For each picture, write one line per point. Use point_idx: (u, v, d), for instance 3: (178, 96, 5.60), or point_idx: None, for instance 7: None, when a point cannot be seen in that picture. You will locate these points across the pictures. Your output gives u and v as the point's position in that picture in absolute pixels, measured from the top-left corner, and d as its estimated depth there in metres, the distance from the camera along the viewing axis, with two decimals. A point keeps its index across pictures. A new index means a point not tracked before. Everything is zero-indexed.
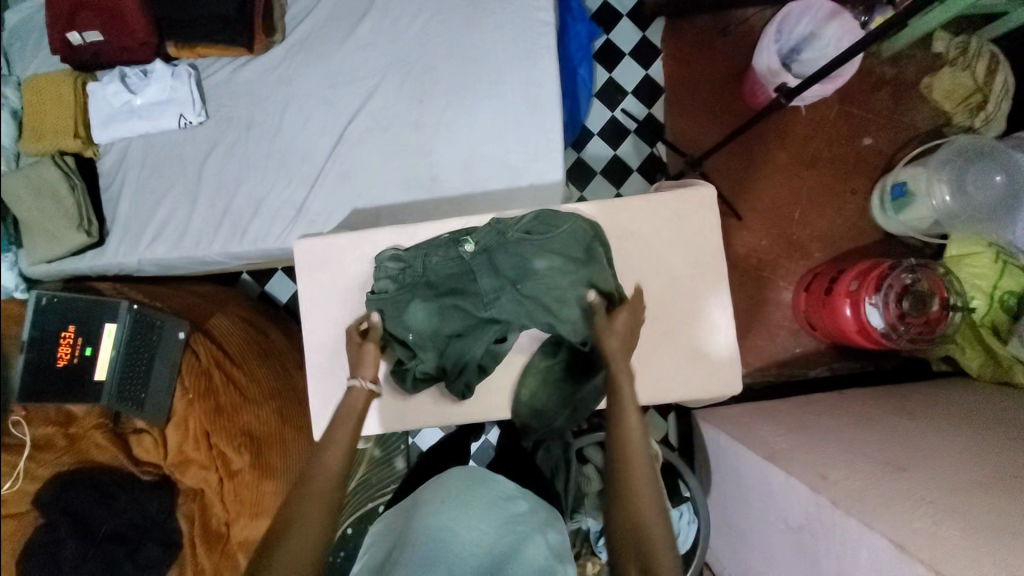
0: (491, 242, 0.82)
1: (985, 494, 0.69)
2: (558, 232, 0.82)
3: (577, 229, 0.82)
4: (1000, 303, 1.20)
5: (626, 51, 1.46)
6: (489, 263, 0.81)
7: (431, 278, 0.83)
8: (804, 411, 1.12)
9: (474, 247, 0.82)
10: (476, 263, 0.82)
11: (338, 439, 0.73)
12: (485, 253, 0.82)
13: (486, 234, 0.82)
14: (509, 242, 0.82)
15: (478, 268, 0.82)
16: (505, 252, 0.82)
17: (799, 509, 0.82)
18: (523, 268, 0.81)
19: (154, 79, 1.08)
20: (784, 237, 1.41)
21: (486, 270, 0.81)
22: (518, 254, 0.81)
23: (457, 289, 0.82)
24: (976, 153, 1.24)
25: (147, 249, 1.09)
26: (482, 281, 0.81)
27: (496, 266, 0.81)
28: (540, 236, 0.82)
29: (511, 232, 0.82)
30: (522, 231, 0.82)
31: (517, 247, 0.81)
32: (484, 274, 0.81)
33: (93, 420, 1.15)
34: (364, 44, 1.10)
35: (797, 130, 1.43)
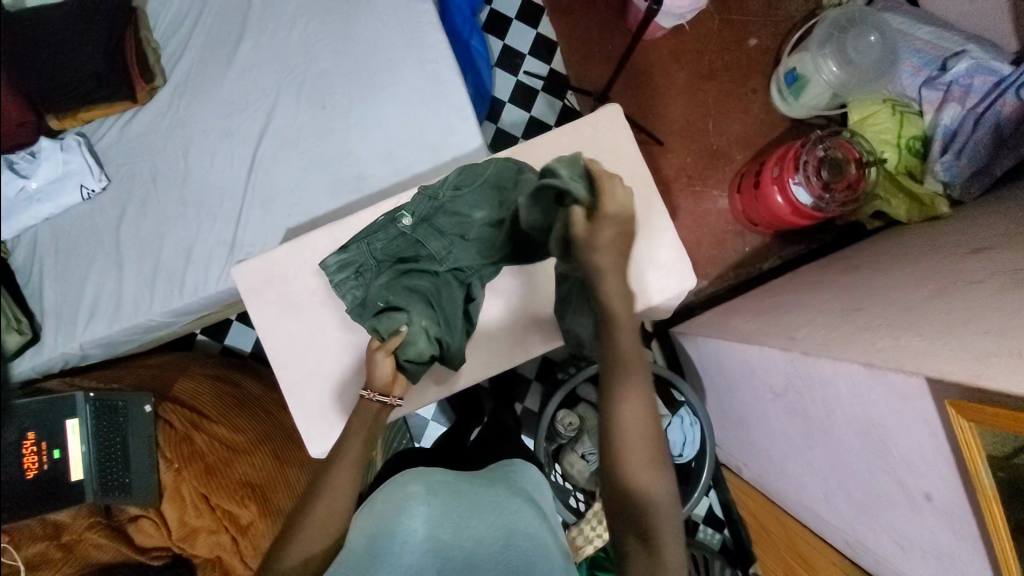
0: (427, 207, 0.82)
1: (933, 303, 0.76)
2: (485, 177, 0.82)
3: (502, 169, 0.82)
4: (908, 150, 1.30)
5: (511, 15, 1.49)
6: (433, 226, 0.82)
7: (385, 259, 0.82)
8: (766, 297, 1.17)
9: (413, 217, 0.82)
10: (421, 231, 0.82)
11: (346, 452, 0.74)
12: (426, 220, 0.82)
13: (420, 203, 0.83)
14: (443, 202, 0.82)
15: (424, 235, 0.82)
16: (444, 212, 0.82)
17: (777, 374, 0.87)
18: (466, 221, 0.82)
19: (42, 158, 1.03)
20: (705, 149, 1.47)
21: (433, 235, 0.82)
22: (456, 209, 0.82)
23: (413, 260, 0.82)
24: (849, 22, 1.33)
25: (86, 330, 1.05)
26: (434, 245, 0.81)
27: (440, 227, 0.81)
28: (469, 186, 0.82)
29: (441, 191, 0.82)
30: (452, 188, 0.82)
31: (453, 203, 0.82)
32: (432, 237, 0.82)
33: (85, 521, 1.10)
34: (249, 67, 1.09)
35: (688, 47, 1.49)
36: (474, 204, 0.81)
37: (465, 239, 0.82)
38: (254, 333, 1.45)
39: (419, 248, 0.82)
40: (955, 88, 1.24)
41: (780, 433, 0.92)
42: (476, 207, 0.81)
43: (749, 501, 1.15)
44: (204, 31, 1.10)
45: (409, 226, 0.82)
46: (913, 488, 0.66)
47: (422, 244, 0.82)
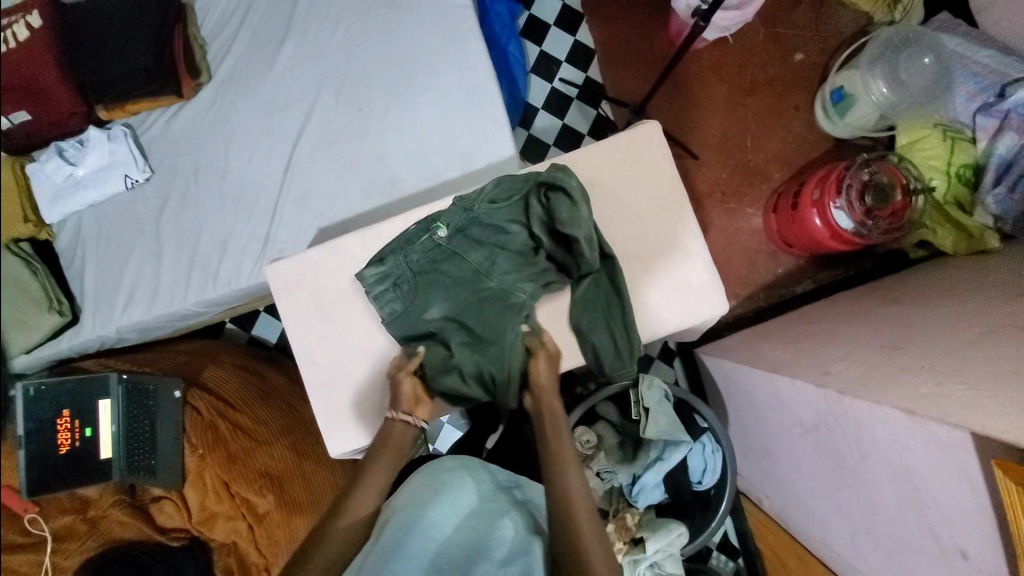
0: (461, 218, 0.85)
1: (976, 349, 0.72)
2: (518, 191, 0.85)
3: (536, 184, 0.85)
4: (957, 178, 1.24)
5: (551, 21, 1.47)
6: (468, 239, 0.85)
7: (423, 271, 0.85)
8: (798, 323, 1.14)
9: (448, 229, 0.85)
10: (456, 243, 0.85)
11: (373, 474, 0.80)
12: (460, 232, 0.85)
13: (454, 215, 0.84)
14: (477, 215, 0.85)
15: (459, 247, 0.85)
16: (477, 225, 0.85)
17: (809, 409, 0.84)
18: (499, 234, 0.85)
19: (91, 147, 1.08)
20: (742, 166, 1.44)
21: (468, 247, 0.85)
22: (490, 223, 0.85)
23: (451, 273, 0.85)
24: (903, 41, 1.28)
25: (123, 315, 1.08)
26: (469, 257, 0.85)
27: (475, 240, 0.85)
28: (503, 199, 0.84)
29: (474, 202, 0.84)
30: (487, 201, 0.84)
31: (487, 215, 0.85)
32: (468, 249, 0.85)
33: (110, 498, 1.14)
34: (291, 67, 1.10)
35: (730, 61, 1.46)
36: (507, 220, 0.85)
37: (499, 252, 0.85)
38: (280, 324, 1.48)
39: (456, 258, 0.85)
40: (1014, 116, 1.18)
41: (805, 466, 0.90)
42: (511, 223, 0.85)
43: (767, 530, 1.12)
44: (248, 29, 1.12)
45: (444, 238, 0.85)
46: (948, 543, 0.63)
47: (458, 255, 0.85)
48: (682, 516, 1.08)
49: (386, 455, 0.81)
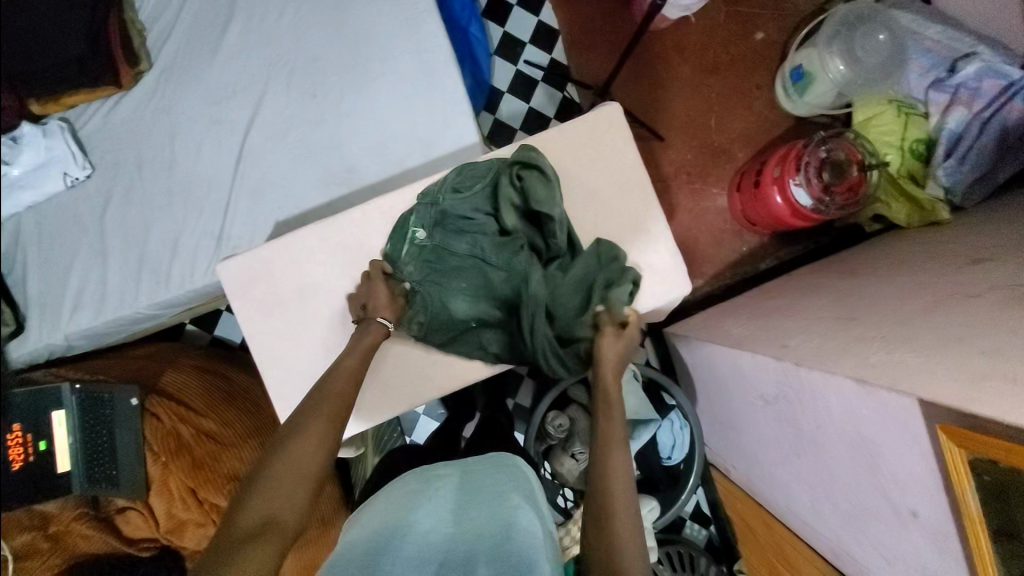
0: (436, 214, 0.84)
1: (928, 317, 0.75)
2: (480, 181, 0.84)
3: (496, 170, 0.84)
4: (911, 152, 1.28)
5: (510, 2, 1.44)
6: (448, 231, 0.84)
7: (423, 273, 0.84)
8: (762, 299, 1.16)
9: (425, 227, 0.84)
10: (441, 237, 0.84)
11: (310, 429, 0.69)
12: (440, 225, 0.84)
13: (426, 214, 0.84)
14: (447, 206, 0.83)
15: (447, 240, 0.84)
16: (452, 216, 0.84)
17: (769, 383, 0.86)
18: (478, 222, 0.84)
19: (25, 144, 0.99)
20: (705, 146, 1.45)
21: (455, 239, 0.84)
22: (467, 212, 0.84)
23: (453, 267, 0.84)
24: (858, 18, 1.30)
25: (70, 320, 1.02)
26: (457, 248, 0.84)
27: (457, 229, 0.84)
28: (469, 189, 0.83)
29: (438, 196, 0.84)
30: (451, 191, 0.84)
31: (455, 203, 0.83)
32: (456, 240, 0.84)
33: (71, 512, 1.09)
34: (239, 53, 1.05)
35: (692, 40, 1.46)
36: (480, 209, 0.84)
37: (487, 237, 0.84)
38: None
39: (448, 253, 0.84)
40: (964, 91, 1.21)
41: (769, 439, 0.92)
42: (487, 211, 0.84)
43: (737, 502, 1.15)
44: (190, 13, 1.06)
45: (424, 238, 0.84)
46: (901, 505, 0.66)
47: (447, 248, 0.84)
48: (653, 493, 1.09)
49: (321, 411, 0.72)
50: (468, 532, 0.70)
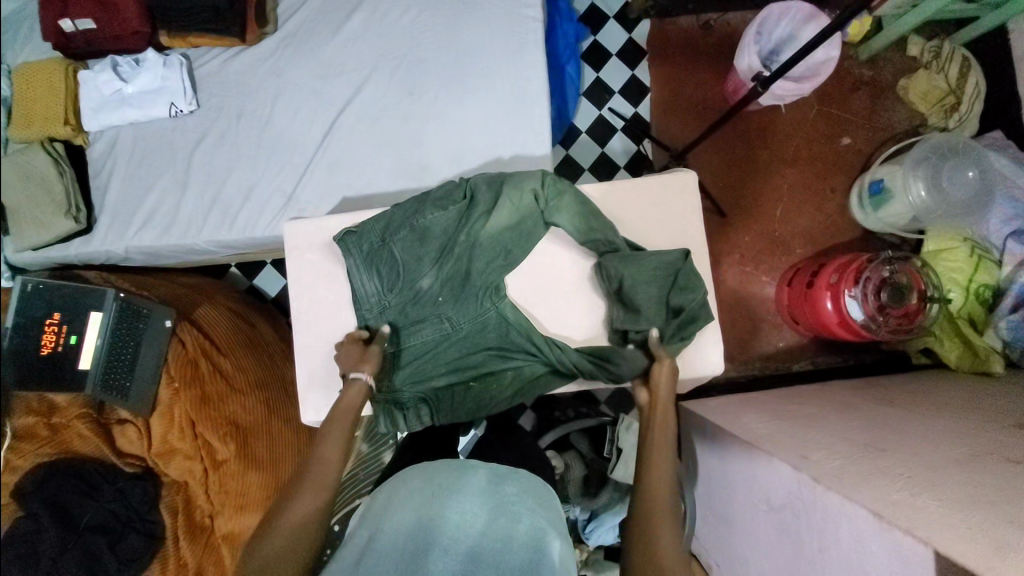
0: (376, 297, 0.89)
1: (959, 470, 0.72)
2: (442, 211, 0.89)
3: (450, 236, 0.89)
4: (975, 296, 1.24)
5: (613, 51, 1.49)
6: (403, 297, 0.89)
7: (408, 362, 0.90)
8: (788, 401, 1.14)
9: (376, 293, 0.89)
10: (405, 323, 0.90)
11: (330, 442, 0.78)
12: (398, 318, 0.90)
13: (379, 322, 0.89)
14: (423, 235, 0.89)
15: (412, 327, 0.90)
16: (408, 279, 0.89)
17: (780, 488, 0.84)
18: (460, 244, 0.88)
19: (145, 68, 1.09)
20: (767, 235, 1.44)
21: (414, 315, 0.90)
22: (446, 244, 0.89)
23: (429, 348, 0.90)
24: (949, 150, 1.28)
25: (135, 236, 1.09)
26: (423, 329, 0.90)
27: (413, 295, 0.89)
28: (428, 237, 0.89)
29: (408, 238, 0.88)
30: (422, 262, 0.89)
31: (403, 252, 0.88)
32: (416, 326, 0.90)
33: (76, 410, 1.14)
34: (354, 37, 1.12)
35: (779, 129, 1.47)
36: (447, 231, 0.89)
37: (472, 267, 0.89)
38: (282, 280, 1.49)
39: (423, 298, 0.90)
40: None
41: (763, 545, 0.90)
42: (471, 233, 0.88)
43: None
44: None
45: (388, 344, 0.90)
46: None
47: (419, 306, 0.90)
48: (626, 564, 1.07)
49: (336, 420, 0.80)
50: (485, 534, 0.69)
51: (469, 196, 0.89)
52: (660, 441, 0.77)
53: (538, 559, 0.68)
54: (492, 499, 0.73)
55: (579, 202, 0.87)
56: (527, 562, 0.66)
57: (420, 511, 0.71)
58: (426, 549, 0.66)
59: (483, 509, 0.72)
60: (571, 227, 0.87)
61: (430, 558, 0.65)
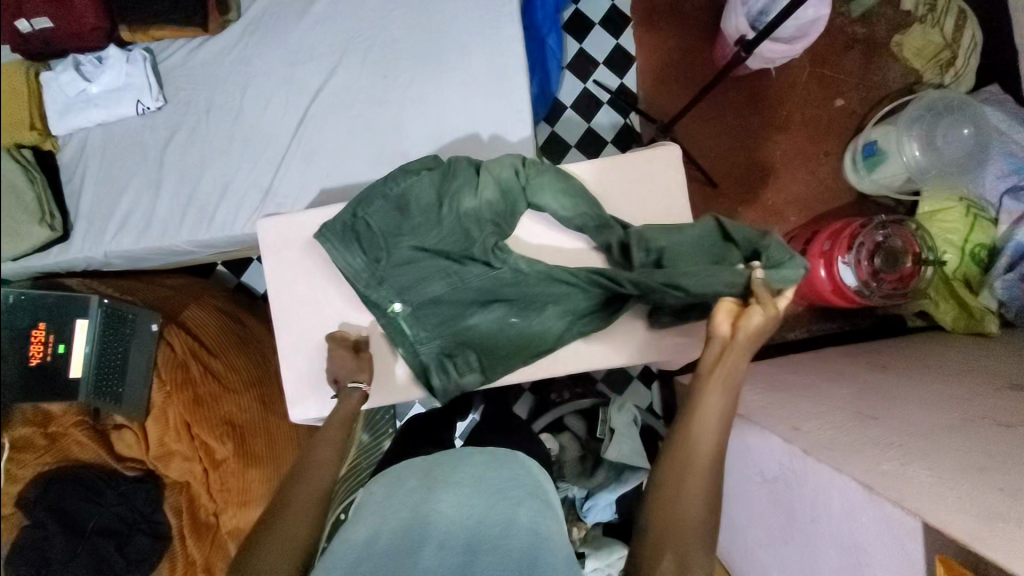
0: (369, 271, 0.86)
1: (952, 436, 0.71)
2: (416, 178, 0.85)
3: (438, 200, 0.85)
4: (971, 255, 1.22)
5: (595, 20, 1.44)
6: (395, 260, 0.86)
7: (434, 317, 0.88)
8: (783, 371, 1.13)
9: (367, 264, 0.86)
10: (411, 285, 0.86)
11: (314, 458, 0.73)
12: (403, 283, 0.86)
13: (384, 291, 0.86)
14: (397, 203, 0.85)
15: (418, 286, 0.86)
16: (391, 245, 0.86)
17: (773, 462, 0.84)
18: (445, 207, 0.85)
19: (108, 66, 1.06)
20: (760, 204, 1.41)
21: (419, 274, 0.86)
22: (428, 208, 0.85)
23: (446, 305, 0.87)
24: (945, 107, 1.25)
25: (113, 240, 1.07)
26: (435, 289, 0.86)
27: (406, 257, 0.86)
28: (405, 205, 0.85)
29: (383, 208, 0.85)
30: (414, 226, 0.85)
31: (379, 222, 0.85)
32: (426, 286, 0.86)
33: (72, 417, 1.13)
34: (322, 20, 1.08)
35: (770, 93, 1.43)
36: (428, 197, 0.85)
37: (468, 228, 0.85)
38: None
39: (420, 259, 0.86)
40: None
41: (759, 518, 0.90)
42: (455, 203, 0.85)
43: None
44: None
45: (405, 307, 0.87)
46: None
47: (415, 264, 0.86)
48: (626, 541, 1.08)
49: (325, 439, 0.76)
50: (482, 520, 0.70)
51: (447, 163, 0.86)
52: (711, 410, 0.66)
53: (536, 545, 0.67)
54: (494, 490, 0.74)
55: (562, 183, 0.85)
56: (522, 548, 0.66)
57: (419, 504, 0.71)
58: (420, 541, 0.66)
59: (477, 499, 0.72)
60: (556, 204, 0.85)
61: (423, 550, 0.65)
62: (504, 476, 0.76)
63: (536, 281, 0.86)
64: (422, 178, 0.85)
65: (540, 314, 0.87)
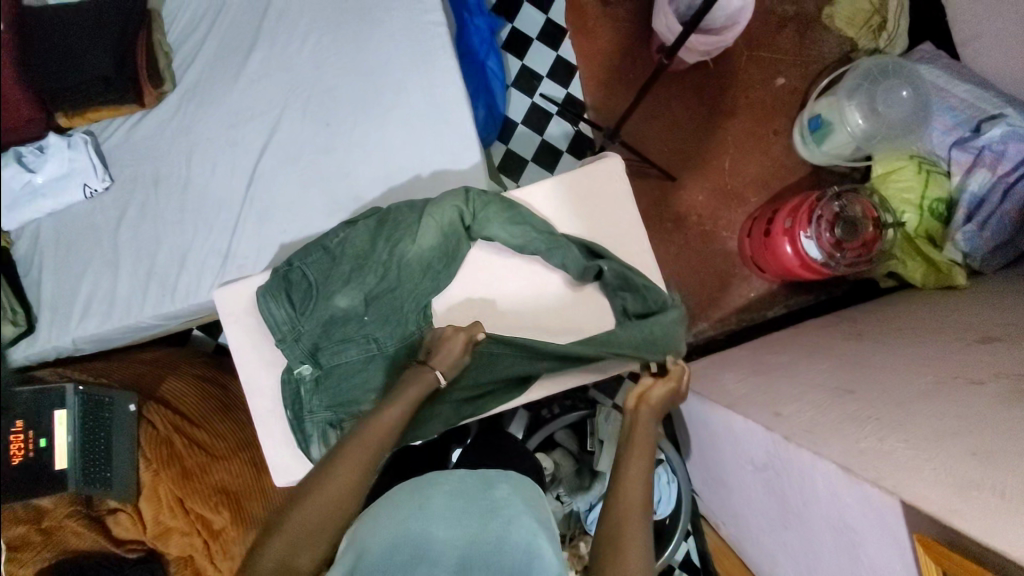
0: (292, 325, 0.86)
1: (926, 402, 0.72)
2: (354, 230, 0.88)
3: (366, 254, 0.87)
4: (930, 211, 1.24)
5: (532, 35, 1.46)
6: (318, 321, 0.86)
7: (331, 389, 0.86)
8: (764, 353, 1.13)
9: (291, 322, 0.86)
10: (327, 344, 0.87)
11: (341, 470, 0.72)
12: (318, 341, 0.86)
13: (296, 350, 0.86)
14: (335, 254, 0.88)
15: (332, 350, 0.87)
16: (320, 297, 0.86)
17: (760, 451, 0.83)
18: (380, 257, 0.87)
19: (50, 155, 1.05)
20: (719, 189, 1.43)
21: (336, 335, 0.87)
22: (359, 259, 0.87)
23: (354, 371, 0.86)
24: (881, 73, 1.27)
25: (78, 327, 1.06)
26: (347, 354, 0.87)
27: (329, 312, 0.86)
28: (342, 254, 0.87)
29: (319, 258, 0.88)
30: (341, 282, 0.87)
31: (316, 273, 0.87)
32: (339, 349, 0.87)
33: (65, 508, 1.09)
34: (257, 79, 1.08)
35: (713, 83, 1.45)
36: (361, 248, 0.88)
37: (393, 286, 0.87)
38: None
39: (345, 317, 0.87)
40: (987, 153, 1.19)
41: (757, 506, 0.90)
42: (393, 249, 0.87)
43: (725, 559, 1.10)
44: (218, 38, 1.10)
45: (313, 370, 0.87)
46: None
47: (338, 321, 0.87)
48: None
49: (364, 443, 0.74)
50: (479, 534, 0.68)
51: (387, 212, 0.90)
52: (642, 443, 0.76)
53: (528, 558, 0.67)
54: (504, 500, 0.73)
55: (510, 213, 0.87)
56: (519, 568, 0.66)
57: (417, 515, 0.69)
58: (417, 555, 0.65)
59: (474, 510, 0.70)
60: (505, 234, 0.86)
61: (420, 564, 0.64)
62: (497, 496, 0.73)
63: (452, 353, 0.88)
64: (357, 232, 0.88)
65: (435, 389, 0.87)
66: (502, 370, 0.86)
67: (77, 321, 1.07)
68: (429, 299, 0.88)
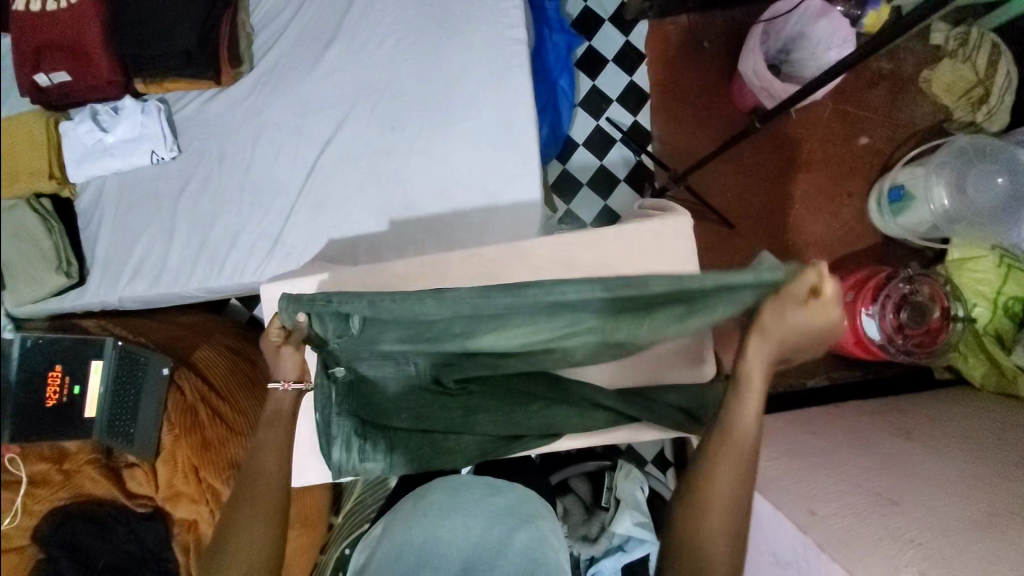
0: (326, 346, 0.76)
1: (977, 536, 0.68)
2: (412, 293, 0.68)
3: (421, 317, 0.70)
4: (1003, 310, 1.16)
5: (609, 56, 1.42)
6: (358, 344, 0.76)
7: (360, 397, 0.86)
8: (799, 431, 1.08)
9: (332, 341, 0.76)
10: (362, 364, 0.81)
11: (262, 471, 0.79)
12: (354, 359, 0.80)
13: (333, 360, 0.81)
14: (384, 305, 0.70)
15: (369, 362, 0.81)
16: (362, 335, 0.74)
17: (786, 545, 0.79)
18: (449, 331, 0.73)
19: (124, 117, 1.07)
20: (779, 245, 1.37)
21: (374, 360, 0.81)
22: (414, 321, 0.71)
23: (387, 389, 0.85)
24: (976, 154, 1.19)
25: (126, 286, 1.09)
26: (384, 375, 0.84)
27: (370, 348, 0.76)
28: (395, 308, 0.71)
29: (362, 307, 0.69)
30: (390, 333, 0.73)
31: (358, 316, 0.71)
32: (375, 367, 0.82)
33: (87, 456, 1.11)
34: (332, 70, 1.08)
35: (790, 132, 1.38)
36: (415, 312, 0.69)
37: (445, 350, 0.76)
38: None
39: (385, 356, 0.77)
40: None
41: None
42: (462, 323, 0.71)
43: None
44: (300, 24, 1.10)
45: (346, 375, 0.84)
46: None
47: (381, 356, 0.79)
48: None
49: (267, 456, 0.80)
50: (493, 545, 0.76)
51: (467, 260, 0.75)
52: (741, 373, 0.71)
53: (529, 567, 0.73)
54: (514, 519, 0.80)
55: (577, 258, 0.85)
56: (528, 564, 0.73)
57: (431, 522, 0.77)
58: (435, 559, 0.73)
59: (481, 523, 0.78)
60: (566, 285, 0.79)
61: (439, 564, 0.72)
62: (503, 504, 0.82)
63: (490, 396, 0.85)
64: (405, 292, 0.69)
65: (467, 429, 0.86)
66: (533, 419, 0.85)
67: (125, 281, 1.09)
68: (481, 368, 0.78)
